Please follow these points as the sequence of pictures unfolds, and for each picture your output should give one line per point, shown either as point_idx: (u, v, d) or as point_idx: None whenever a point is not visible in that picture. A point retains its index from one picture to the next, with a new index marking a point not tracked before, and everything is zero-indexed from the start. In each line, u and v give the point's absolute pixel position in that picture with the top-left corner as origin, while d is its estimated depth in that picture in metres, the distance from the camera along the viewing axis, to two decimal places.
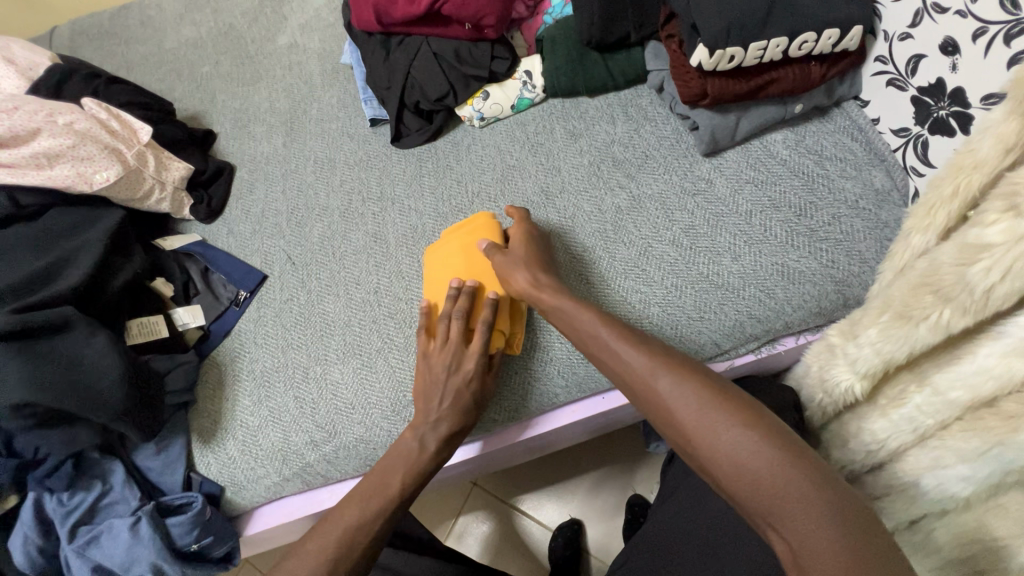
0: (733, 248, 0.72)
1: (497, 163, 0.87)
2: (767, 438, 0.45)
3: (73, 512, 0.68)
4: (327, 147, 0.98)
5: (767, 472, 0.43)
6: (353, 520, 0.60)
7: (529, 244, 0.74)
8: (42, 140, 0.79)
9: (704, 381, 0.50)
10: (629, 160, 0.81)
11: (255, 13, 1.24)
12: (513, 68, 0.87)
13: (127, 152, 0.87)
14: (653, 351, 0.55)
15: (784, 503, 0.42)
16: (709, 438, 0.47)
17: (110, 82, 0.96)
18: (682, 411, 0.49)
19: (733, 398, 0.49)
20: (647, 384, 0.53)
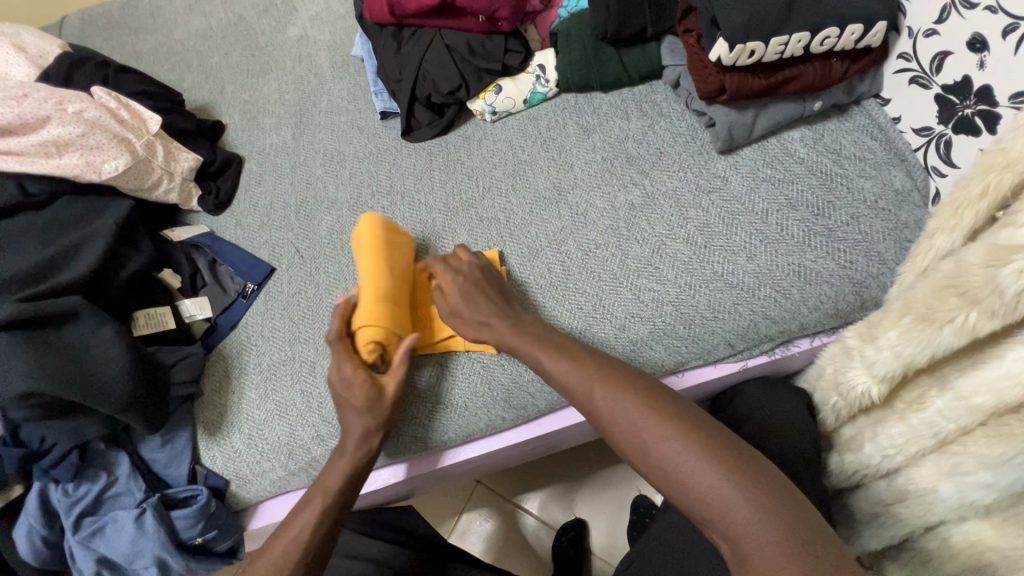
0: (748, 247, 0.71)
1: (509, 158, 0.86)
2: (694, 444, 0.48)
3: (77, 503, 0.68)
4: (336, 140, 0.98)
5: (693, 476, 0.47)
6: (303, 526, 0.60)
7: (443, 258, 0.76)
8: (51, 127, 0.79)
9: (639, 393, 0.54)
10: (643, 156, 0.80)
11: (265, 5, 1.23)
12: (526, 62, 0.86)
13: (136, 142, 0.87)
14: (587, 369, 0.57)
15: (715, 504, 0.46)
16: (643, 449, 0.51)
17: (119, 71, 0.95)
18: (615, 423, 0.53)
19: (665, 404, 0.52)
20: (586, 398, 0.56)
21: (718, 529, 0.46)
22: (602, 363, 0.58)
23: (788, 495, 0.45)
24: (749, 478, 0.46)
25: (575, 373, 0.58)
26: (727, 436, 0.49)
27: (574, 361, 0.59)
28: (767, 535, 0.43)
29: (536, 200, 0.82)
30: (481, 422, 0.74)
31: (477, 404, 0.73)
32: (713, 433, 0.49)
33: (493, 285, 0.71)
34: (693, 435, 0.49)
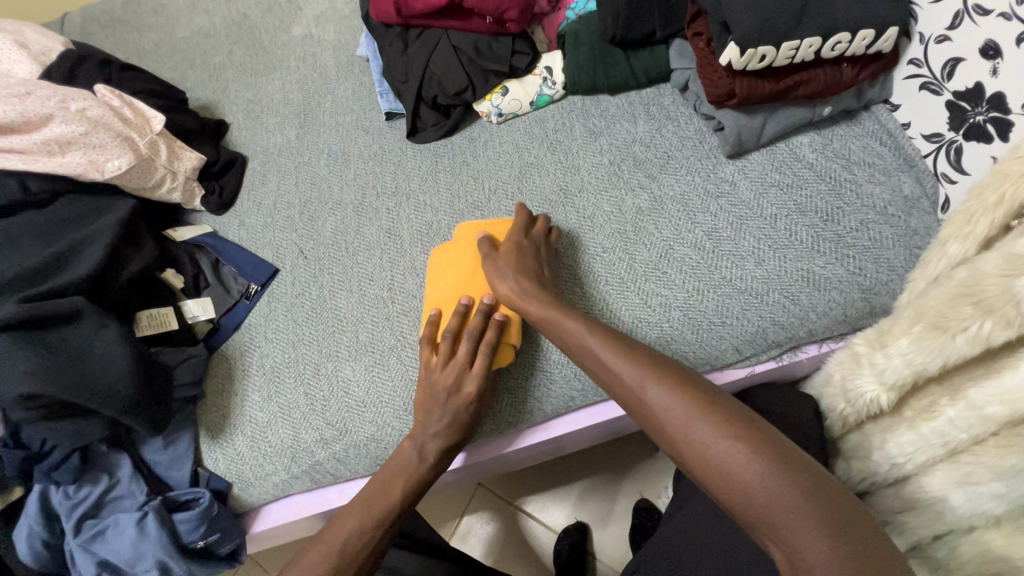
0: (756, 253, 0.70)
1: (515, 160, 0.85)
2: (755, 449, 0.45)
3: (78, 506, 0.67)
4: (340, 140, 0.97)
5: (758, 484, 0.44)
6: (357, 529, 0.62)
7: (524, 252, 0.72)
8: (54, 126, 0.78)
9: (694, 389, 0.51)
10: (650, 160, 0.79)
11: (269, 3, 1.22)
12: (533, 64, 0.86)
13: (139, 141, 0.86)
14: (640, 364, 0.54)
15: (774, 510, 0.43)
16: (695, 448, 0.48)
17: (123, 69, 0.94)
18: (666, 418, 0.50)
19: (721, 403, 0.49)
20: (636, 392, 0.53)
21: (775, 538, 0.43)
22: (654, 357, 0.55)
23: (853, 510, 0.43)
24: (812, 486, 0.43)
25: (625, 365, 0.55)
26: (792, 444, 0.46)
27: (625, 352, 0.56)
28: (833, 548, 0.40)
29: (543, 203, 0.81)
30: (486, 427, 0.73)
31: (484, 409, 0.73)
32: (774, 438, 0.46)
33: (540, 267, 0.72)
34: (752, 436, 0.46)
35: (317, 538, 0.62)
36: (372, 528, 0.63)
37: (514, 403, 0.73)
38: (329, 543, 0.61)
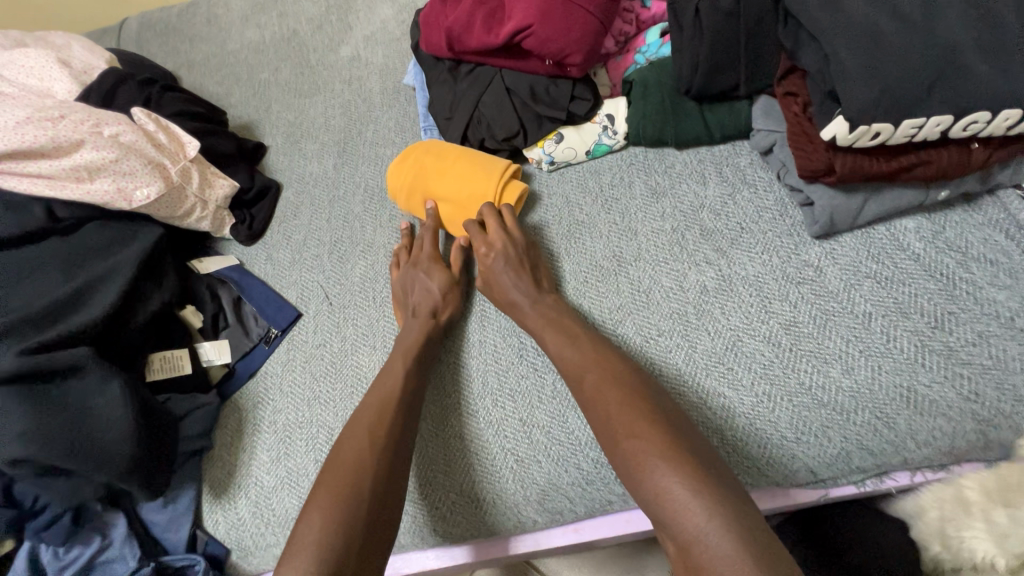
0: (843, 357, 0.59)
1: (565, 216, 0.77)
2: (661, 444, 0.51)
3: (67, 568, 0.63)
4: (378, 175, 0.91)
5: (658, 475, 0.49)
6: (383, 402, 0.63)
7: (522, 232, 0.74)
8: (84, 152, 0.75)
9: (625, 392, 0.56)
10: (720, 231, 0.70)
11: (320, 20, 1.19)
12: (594, 111, 0.77)
13: (171, 168, 0.82)
14: (587, 355, 0.61)
15: (669, 504, 0.48)
16: (613, 441, 0.54)
17: (163, 89, 0.91)
18: (597, 414, 0.57)
19: (649, 406, 0.55)
20: (579, 384, 0.60)
21: (666, 530, 0.48)
22: (610, 362, 0.60)
23: (753, 520, 0.46)
24: (714, 491, 0.47)
25: (576, 361, 0.61)
26: (700, 444, 0.52)
27: (580, 348, 0.62)
28: (719, 547, 0.44)
29: (593, 268, 0.72)
30: (509, 523, 0.65)
31: (509, 502, 0.64)
32: (685, 438, 0.52)
33: (529, 260, 0.72)
34: (669, 439, 0.51)
35: (351, 422, 0.62)
36: (399, 410, 0.62)
37: (516, 501, 0.64)
38: (365, 417, 0.61)
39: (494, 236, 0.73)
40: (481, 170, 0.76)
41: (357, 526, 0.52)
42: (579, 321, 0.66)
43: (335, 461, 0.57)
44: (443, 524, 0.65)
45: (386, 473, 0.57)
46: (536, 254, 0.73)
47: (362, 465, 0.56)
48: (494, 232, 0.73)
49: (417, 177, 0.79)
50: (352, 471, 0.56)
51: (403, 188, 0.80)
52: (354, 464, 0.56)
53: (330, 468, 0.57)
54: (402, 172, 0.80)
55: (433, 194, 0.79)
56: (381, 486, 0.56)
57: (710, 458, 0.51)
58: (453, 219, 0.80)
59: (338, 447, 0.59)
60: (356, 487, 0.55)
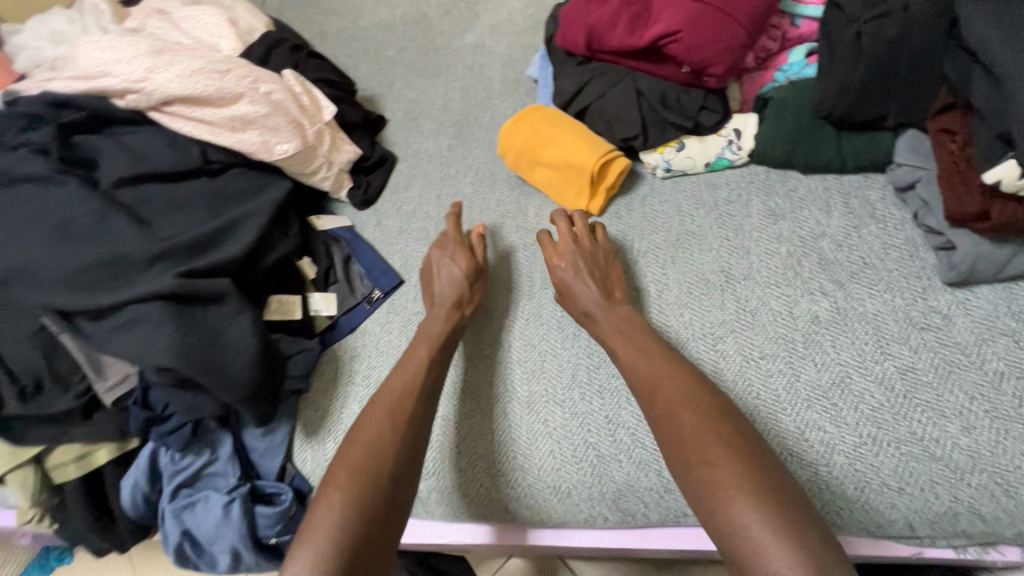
0: (964, 413, 0.57)
1: (674, 225, 0.77)
2: (741, 477, 0.50)
3: (180, 473, 0.70)
4: (490, 160, 0.94)
5: (734, 509, 0.49)
6: (404, 402, 0.64)
7: (603, 245, 0.75)
8: (243, 104, 0.82)
9: (702, 418, 0.55)
10: (841, 263, 0.68)
11: (450, 6, 1.23)
12: (721, 124, 0.76)
13: (308, 127, 0.88)
14: (665, 370, 0.61)
15: (750, 542, 0.47)
16: (686, 464, 0.54)
17: (309, 56, 0.97)
18: (670, 437, 0.56)
19: (730, 434, 0.53)
20: (651, 399, 0.59)
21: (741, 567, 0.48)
22: (693, 384, 0.59)
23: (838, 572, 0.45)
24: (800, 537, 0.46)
25: (649, 373, 0.61)
26: (785, 481, 0.51)
27: (654, 361, 0.62)
28: None
29: (698, 280, 0.72)
30: (580, 515, 0.66)
31: (583, 496, 0.65)
32: (768, 473, 0.51)
33: (602, 269, 0.72)
34: (750, 473, 0.50)
35: (366, 412, 0.64)
36: (416, 405, 0.64)
37: (592, 495, 0.65)
38: (378, 416, 0.63)
39: (565, 246, 0.74)
40: (587, 144, 0.79)
41: (368, 517, 0.55)
42: (652, 334, 0.66)
43: (354, 446, 0.60)
44: (514, 503, 0.67)
45: (395, 466, 0.59)
46: (603, 256, 0.73)
47: (377, 459, 0.59)
48: (565, 246, 0.74)
49: (528, 140, 0.83)
50: (362, 464, 0.58)
51: (513, 147, 0.84)
52: (371, 457, 0.59)
53: (346, 452, 0.60)
54: (515, 135, 0.85)
55: (539, 157, 0.82)
56: (392, 479, 0.58)
57: (793, 497, 0.50)
58: (554, 185, 0.83)
59: (354, 435, 0.62)
60: (371, 477, 0.57)
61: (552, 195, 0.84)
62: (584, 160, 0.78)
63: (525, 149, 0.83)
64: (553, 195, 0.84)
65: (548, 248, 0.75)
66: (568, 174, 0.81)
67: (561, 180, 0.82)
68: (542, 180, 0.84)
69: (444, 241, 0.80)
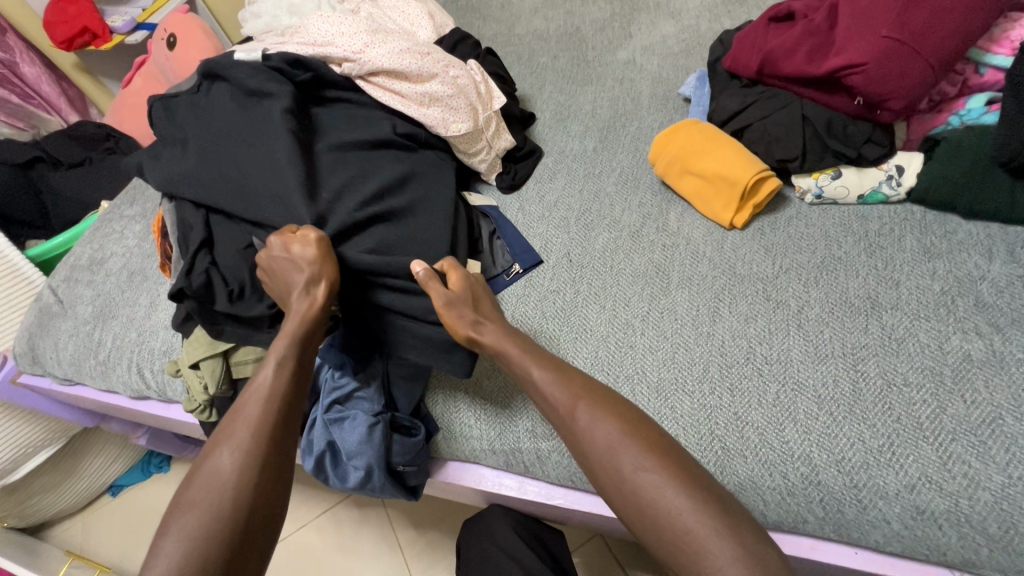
0: None
1: (820, 248, 0.79)
2: (672, 481, 0.55)
3: (336, 390, 0.80)
4: (634, 165, 1.01)
5: (673, 511, 0.54)
6: (245, 418, 0.62)
7: (469, 281, 0.78)
8: (434, 84, 0.94)
9: (622, 429, 0.59)
10: (1000, 308, 0.68)
11: (604, 24, 1.32)
12: (884, 158, 0.79)
13: (480, 113, 0.98)
14: (578, 388, 0.64)
15: (694, 545, 0.52)
16: (619, 477, 0.57)
17: (487, 53, 1.10)
18: (597, 455, 0.59)
19: (652, 444, 0.58)
20: (571, 417, 0.62)
21: (682, 565, 0.53)
22: (591, 388, 0.64)
23: (770, 554, 0.51)
24: (735, 535, 0.52)
25: (564, 391, 0.64)
26: (709, 479, 0.57)
27: (566, 380, 0.65)
28: None
29: (842, 302, 0.74)
30: None
31: None
32: (694, 475, 0.56)
33: (482, 300, 0.78)
34: (679, 481, 0.55)
35: (216, 445, 0.61)
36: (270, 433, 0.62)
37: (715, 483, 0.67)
38: (228, 446, 0.60)
39: (454, 277, 0.77)
40: (739, 159, 0.83)
41: (220, 540, 0.54)
42: (505, 336, 0.72)
43: (189, 488, 0.58)
44: None
45: (251, 500, 0.57)
46: (477, 293, 0.78)
47: (222, 492, 0.56)
48: (454, 276, 0.77)
49: (681, 151, 0.88)
50: (212, 500, 0.56)
51: (664, 154, 0.90)
52: (216, 487, 0.57)
53: (198, 487, 0.57)
54: (669, 145, 0.90)
55: (690, 167, 0.87)
56: (242, 505, 0.56)
57: (721, 492, 0.56)
58: (701, 194, 0.87)
59: (207, 470, 0.59)
60: (215, 509, 0.55)
61: (696, 205, 0.89)
62: (736, 174, 0.82)
63: (675, 158, 0.89)
64: (697, 204, 0.88)
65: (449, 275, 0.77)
66: (718, 185, 0.84)
67: (707, 191, 0.86)
68: (688, 189, 0.89)
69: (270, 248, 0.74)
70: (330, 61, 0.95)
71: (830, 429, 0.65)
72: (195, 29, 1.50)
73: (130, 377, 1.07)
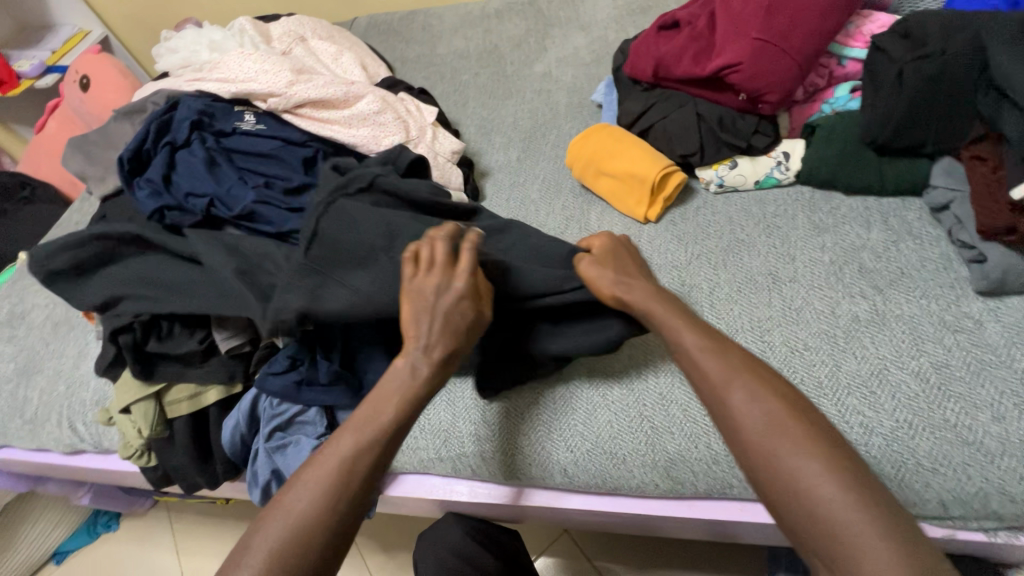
0: (995, 405, 0.62)
1: (725, 233, 0.86)
2: (840, 479, 0.47)
3: (276, 417, 0.79)
4: (556, 171, 1.05)
5: (839, 514, 0.46)
6: (345, 460, 0.58)
7: (631, 256, 0.73)
8: (363, 105, 0.98)
9: (784, 408, 0.52)
10: (880, 272, 0.75)
11: (520, 40, 1.38)
12: (771, 147, 0.87)
13: (413, 126, 1.01)
14: (723, 358, 0.56)
15: (855, 552, 0.45)
16: (774, 464, 0.50)
17: (421, 93, 1.13)
18: (756, 437, 0.51)
19: (814, 432, 0.50)
20: (720, 391, 0.55)
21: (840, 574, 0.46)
22: (748, 365, 0.56)
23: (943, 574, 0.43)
24: (906, 547, 0.44)
25: (717, 363, 0.56)
26: (876, 479, 0.49)
27: (716, 347, 0.58)
28: None
29: (747, 281, 0.80)
30: (633, 482, 0.72)
31: (636, 463, 0.71)
32: (861, 475, 0.48)
33: (631, 262, 0.73)
34: (845, 477, 0.48)
35: (294, 481, 0.57)
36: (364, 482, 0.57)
37: (646, 461, 0.71)
38: (316, 491, 0.56)
39: (602, 249, 0.73)
40: (646, 157, 0.89)
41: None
42: (670, 303, 0.64)
43: (267, 527, 0.55)
44: (571, 467, 0.74)
45: (328, 550, 0.55)
46: (623, 254, 0.73)
47: (311, 543, 0.54)
48: (602, 240, 0.75)
49: (593, 156, 0.94)
50: (287, 551, 0.53)
51: (579, 159, 0.96)
52: (303, 539, 0.54)
53: (270, 536, 0.54)
54: (583, 149, 0.96)
55: (604, 168, 0.92)
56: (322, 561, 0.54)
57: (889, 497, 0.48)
58: (617, 193, 0.92)
59: (285, 510, 0.55)
60: (297, 560, 0.53)
61: (616, 205, 0.93)
62: (644, 171, 0.88)
63: (590, 162, 0.94)
64: (615, 203, 0.93)
65: (603, 246, 0.74)
66: (630, 182, 0.90)
67: (620, 189, 0.92)
68: (605, 192, 0.94)
69: (431, 275, 0.64)
70: (253, 98, 0.96)
71: None
72: (110, 69, 1.46)
73: (60, 433, 1.02)
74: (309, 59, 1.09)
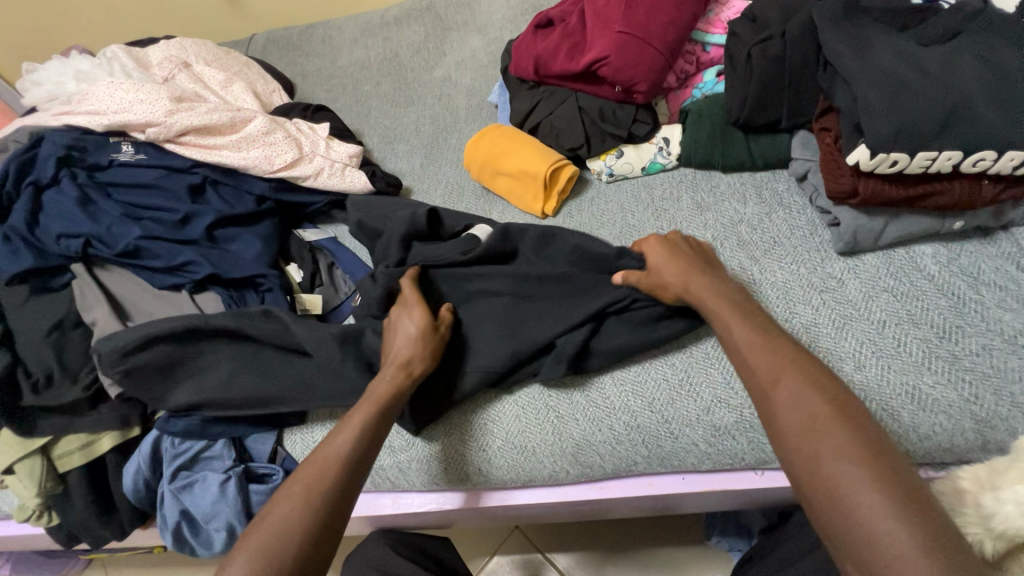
0: (857, 355, 0.67)
1: (618, 220, 0.89)
2: (876, 480, 0.48)
3: (179, 456, 0.76)
4: (458, 174, 1.06)
5: (871, 514, 0.46)
6: (329, 455, 0.61)
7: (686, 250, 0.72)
8: (252, 126, 0.94)
9: (827, 405, 0.53)
10: (755, 243, 0.80)
11: (419, 46, 1.38)
12: (652, 133, 0.89)
13: (305, 140, 0.97)
14: (814, 370, 0.57)
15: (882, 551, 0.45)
16: (813, 461, 0.51)
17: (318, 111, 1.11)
18: (794, 431, 0.53)
19: (855, 430, 0.51)
20: (769, 388, 0.56)
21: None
22: (796, 360, 0.58)
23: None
24: (939, 553, 0.44)
25: (768, 362, 0.58)
26: (918, 481, 0.49)
27: (772, 345, 0.59)
28: None
29: None
30: (545, 471, 0.74)
31: (546, 453, 0.73)
32: (903, 479, 0.48)
33: (707, 262, 0.72)
34: (884, 482, 0.48)
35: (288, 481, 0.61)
36: (340, 477, 0.60)
37: (554, 450, 0.73)
38: (307, 479, 0.60)
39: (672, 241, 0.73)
40: (533, 155, 0.91)
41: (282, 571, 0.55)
42: (727, 304, 0.65)
43: (266, 522, 0.58)
44: (485, 465, 0.75)
45: (313, 534, 0.57)
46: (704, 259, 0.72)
47: (292, 523, 0.57)
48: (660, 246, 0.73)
49: (488, 157, 0.95)
50: (277, 538, 0.56)
51: (475, 160, 0.97)
52: (285, 520, 0.57)
53: (267, 526, 0.57)
54: (477, 151, 0.97)
55: (498, 168, 0.94)
56: (305, 554, 0.56)
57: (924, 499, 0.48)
58: (513, 191, 0.94)
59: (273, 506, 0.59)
60: (280, 543, 0.56)
61: (517, 202, 0.94)
62: (533, 169, 0.90)
63: (485, 164, 0.96)
64: (514, 201, 0.95)
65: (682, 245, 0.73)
66: (524, 180, 0.92)
67: (516, 188, 0.93)
68: (504, 190, 0.95)
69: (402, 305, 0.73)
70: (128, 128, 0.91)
71: (640, 377, 0.73)
72: None
73: None
74: (192, 81, 1.05)
